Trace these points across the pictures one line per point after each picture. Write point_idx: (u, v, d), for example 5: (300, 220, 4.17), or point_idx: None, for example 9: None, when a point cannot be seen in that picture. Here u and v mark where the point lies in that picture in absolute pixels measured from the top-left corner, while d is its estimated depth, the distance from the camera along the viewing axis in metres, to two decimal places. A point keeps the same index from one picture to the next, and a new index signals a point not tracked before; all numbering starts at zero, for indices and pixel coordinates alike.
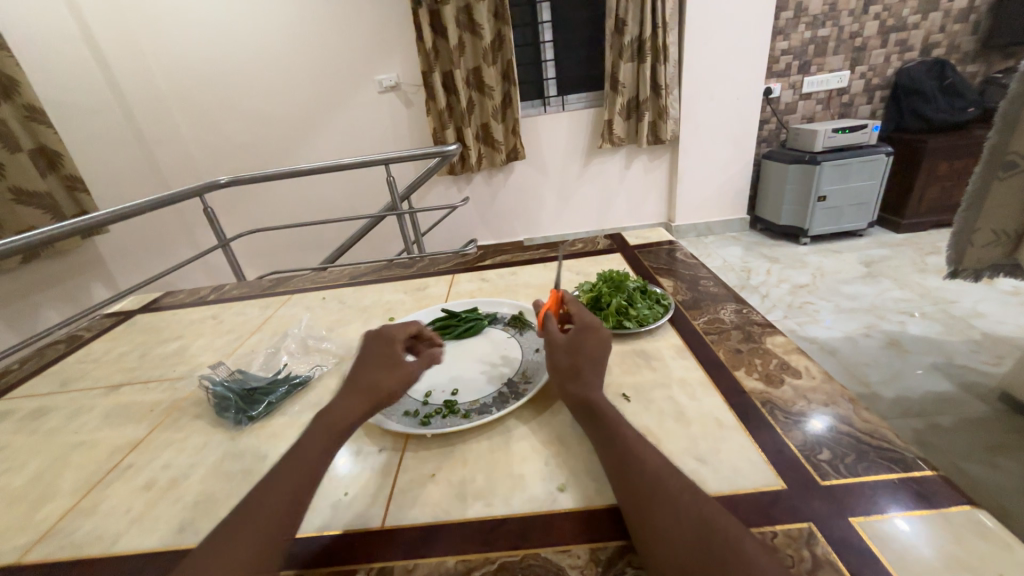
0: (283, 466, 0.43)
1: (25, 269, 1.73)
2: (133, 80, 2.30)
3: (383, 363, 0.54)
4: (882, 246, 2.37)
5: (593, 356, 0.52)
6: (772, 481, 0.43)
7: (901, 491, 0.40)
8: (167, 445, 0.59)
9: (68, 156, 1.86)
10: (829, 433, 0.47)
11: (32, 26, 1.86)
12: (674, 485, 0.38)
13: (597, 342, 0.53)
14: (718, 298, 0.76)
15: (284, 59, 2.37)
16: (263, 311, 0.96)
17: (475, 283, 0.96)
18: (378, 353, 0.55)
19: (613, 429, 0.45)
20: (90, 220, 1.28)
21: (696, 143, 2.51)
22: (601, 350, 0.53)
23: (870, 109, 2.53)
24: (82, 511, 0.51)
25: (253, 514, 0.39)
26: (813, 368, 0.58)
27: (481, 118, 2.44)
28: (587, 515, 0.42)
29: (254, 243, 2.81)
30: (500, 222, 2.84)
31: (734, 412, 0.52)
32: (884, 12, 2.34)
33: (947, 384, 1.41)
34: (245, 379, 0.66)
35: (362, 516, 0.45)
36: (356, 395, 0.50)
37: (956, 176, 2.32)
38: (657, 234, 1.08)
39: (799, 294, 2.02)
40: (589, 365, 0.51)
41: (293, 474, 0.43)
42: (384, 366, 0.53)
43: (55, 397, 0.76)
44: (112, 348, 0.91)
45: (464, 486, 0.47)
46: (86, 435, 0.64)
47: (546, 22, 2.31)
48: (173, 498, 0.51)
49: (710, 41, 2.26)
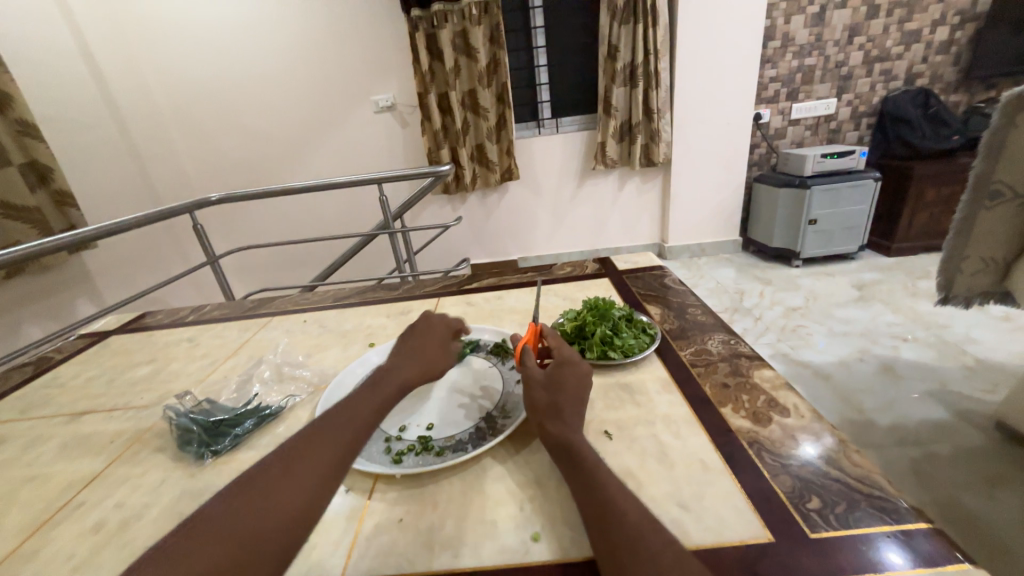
0: (330, 427, 0.48)
1: (7, 285, 1.69)
2: (130, 97, 2.31)
3: (433, 347, 0.62)
4: (873, 269, 2.38)
5: (574, 394, 0.52)
6: (760, 532, 0.40)
7: (895, 545, 0.38)
8: (123, 481, 0.56)
9: (59, 171, 1.85)
10: (818, 478, 0.45)
11: (31, 43, 1.87)
12: (658, 538, 0.37)
13: (577, 379, 0.53)
14: (706, 327, 0.75)
15: (282, 78, 2.39)
16: (241, 334, 0.93)
17: (460, 307, 0.94)
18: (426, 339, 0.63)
19: (593, 474, 0.42)
20: (73, 236, 1.26)
21: (688, 166, 2.54)
22: (581, 388, 0.53)
23: (857, 135, 2.58)
24: (21, 556, 0.47)
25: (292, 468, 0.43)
26: (801, 404, 0.56)
27: (476, 139, 2.46)
28: (560, 568, 0.39)
29: (245, 259, 2.78)
30: (494, 241, 2.84)
31: (720, 452, 0.49)
32: (868, 43, 2.41)
33: (942, 411, 1.39)
34: (212, 410, 0.63)
35: (321, 566, 0.42)
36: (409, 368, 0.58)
37: (944, 202, 2.35)
38: (646, 258, 1.07)
39: (792, 317, 2.01)
40: (570, 404, 0.50)
41: (339, 436, 0.47)
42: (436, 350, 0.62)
43: (12, 426, 0.72)
44: (80, 372, 0.87)
45: (432, 534, 0.44)
46: (39, 468, 0.61)
47: (540, 47, 2.36)
48: (120, 543, 0.47)
49: (701, 68, 2.31)
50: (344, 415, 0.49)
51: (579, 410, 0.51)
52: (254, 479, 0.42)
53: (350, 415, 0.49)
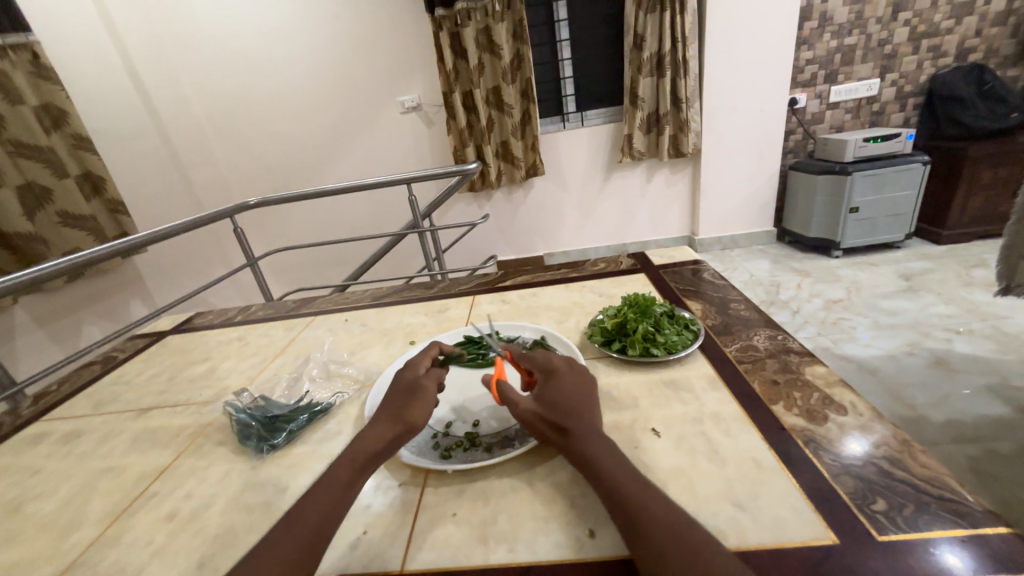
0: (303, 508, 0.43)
1: (69, 288, 1.82)
2: (173, 109, 2.43)
3: (409, 391, 0.54)
4: (921, 258, 2.26)
5: (569, 399, 0.50)
6: (822, 533, 0.39)
7: (971, 550, 0.36)
8: (190, 473, 0.59)
9: (110, 181, 1.96)
10: (883, 479, 0.43)
11: (82, 61, 1.99)
12: (688, 546, 0.36)
13: (564, 383, 0.53)
14: (750, 322, 0.73)
15: (311, 83, 2.46)
16: (288, 333, 0.97)
17: (496, 305, 0.95)
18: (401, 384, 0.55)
19: (634, 480, 0.41)
20: (128, 242, 1.33)
21: (719, 155, 2.47)
22: (574, 391, 0.52)
23: (903, 117, 2.44)
24: (106, 541, 0.51)
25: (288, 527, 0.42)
26: (859, 403, 0.54)
27: (501, 135, 2.46)
28: (609, 564, 0.40)
29: (281, 260, 2.89)
30: (520, 237, 2.84)
31: (774, 451, 0.48)
32: (914, 18, 2.27)
33: (1002, 407, 1.30)
34: (268, 406, 0.67)
35: (381, 558, 0.44)
36: (382, 425, 0.51)
37: (1001, 185, 2.20)
38: (682, 252, 1.05)
39: (833, 310, 1.93)
40: (570, 414, 0.48)
41: (313, 518, 0.43)
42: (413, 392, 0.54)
43: (87, 420, 0.78)
44: (143, 370, 0.93)
45: (486, 528, 0.45)
46: (114, 460, 0.65)
47: (564, 40, 2.33)
48: (193, 531, 0.50)
49: (731, 53, 2.23)
50: (315, 492, 0.45)
51: (580, 412, 0.49)
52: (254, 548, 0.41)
53: (321, 492, 0.45)
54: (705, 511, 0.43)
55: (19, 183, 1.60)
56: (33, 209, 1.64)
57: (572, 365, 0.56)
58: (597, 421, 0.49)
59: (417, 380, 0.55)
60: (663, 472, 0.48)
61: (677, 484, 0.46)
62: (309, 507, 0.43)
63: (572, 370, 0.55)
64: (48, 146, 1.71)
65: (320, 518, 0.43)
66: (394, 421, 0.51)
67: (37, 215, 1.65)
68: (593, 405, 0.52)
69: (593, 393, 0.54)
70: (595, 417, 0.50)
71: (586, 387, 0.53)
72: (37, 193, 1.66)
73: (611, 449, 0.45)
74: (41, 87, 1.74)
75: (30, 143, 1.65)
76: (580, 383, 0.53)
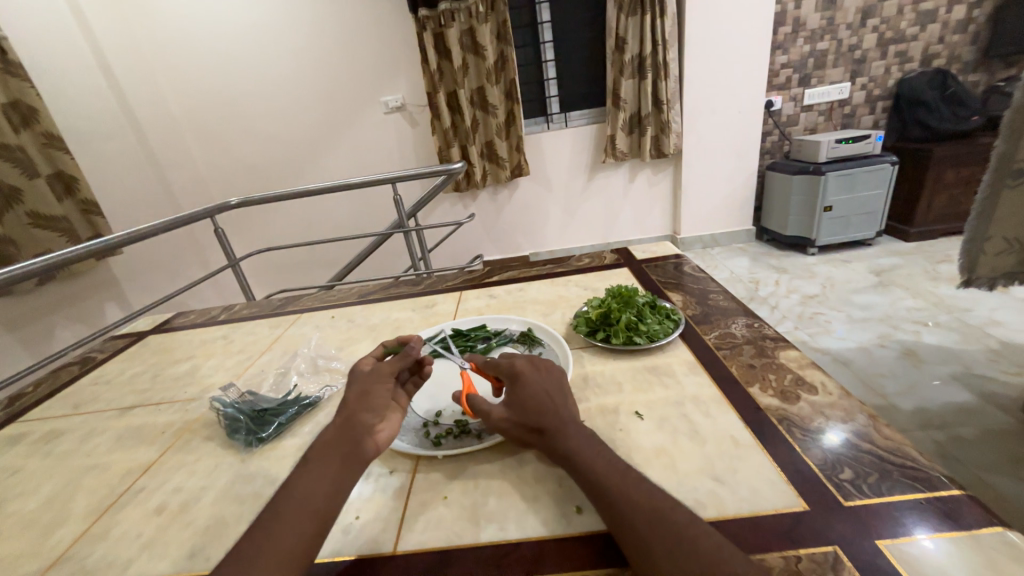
0: (275, 512, 0.42)
1: (40, 291, 1.76)
2: (148, 108, 2.37)
3: (358, 380, 0.53)
4: (891, 255, 2.35)
5: (540, 398, 0.49)
6: (794, 501, 0.42)
7: (928, 511, 0.39)
8: (178, 468, 0.59)
9: (83, 180, 1.91)
10: (850, 451, 0.46)
11: (52, 58, 1.93)
12: (670, 528, 0.36)
13: (531, 383, 0.51)
14: (728, 312, 0.76)
15: (293, 82, 2.43)
16: (274, 330, 0.96)
17: (483, 299, 0.96)
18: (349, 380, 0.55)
19: (615, 462, 0.43)
20: (105, 242, 1.30)
21: (699, 156, 2.53)
22: (541, 388, 0.51)
23: (873, 119, 2.54)
24: (93, 536, 0.51)
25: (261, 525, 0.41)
26: (829, 383, 0.57)
27: (485, 136, 2.47)
28: (598, 538, 0.41)
29: (263, 262, 2.84)
30: (505, 237, 2.86)
31: (750, 429, 0.51)
32: (882, 25, 2.36)
33: (966, 394, 1.37)
34: (256, 400, 0.67)
35: (374, 541, 0.45)
36: (333, 418, 0.50)
37: (964, 184, 2.31)
38: (664, 247, 1.07)
39: (809, 305, 2.00)
40: (544, 414, 0.48)
41: (288, 519, 0.41)
42: (360, 381, 0.53)
43: (67, 420, 0.77)
44: (124, 369, 0.91)
45: (477, 509, 0.46)
46: (98, 457, 0.64)
47: (548, 42, 2.36)
48: (182, 523, 0.50)
49: (709, 57, 2.29)
50: (283, 495, 0.43)
51: (554, 409, 0.48)
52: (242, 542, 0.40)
53: (290, 494, 0.43)
54: (685, 485, 0.45)
55: None
56: (2, 208, 1.58)
57: (539, 361, 0.55)
58: (571, 411, 0.49)
59: (362, 370, 0.54)
60: (646, 451, 0.50)
61: (659, 462, 0.48)
62: (282, 510, 0.42)
63: (537, 365, 0.54)
64: (17, 144, 1.66)
65: (297, 518, 0.41)
66: (342, 411, 0.50)
67: (5, 215, 1.60)
68: (564, 395, 0.51)
69: (559, 380, 0.53)
70: (568, 406, 0.50)
71: (551, 377, 0.53)
72: (6, 193, 1.60)
73: (589, 440, 0.45)
74: (10, 84, 1.68)
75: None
76: (545, 377, 0.52)
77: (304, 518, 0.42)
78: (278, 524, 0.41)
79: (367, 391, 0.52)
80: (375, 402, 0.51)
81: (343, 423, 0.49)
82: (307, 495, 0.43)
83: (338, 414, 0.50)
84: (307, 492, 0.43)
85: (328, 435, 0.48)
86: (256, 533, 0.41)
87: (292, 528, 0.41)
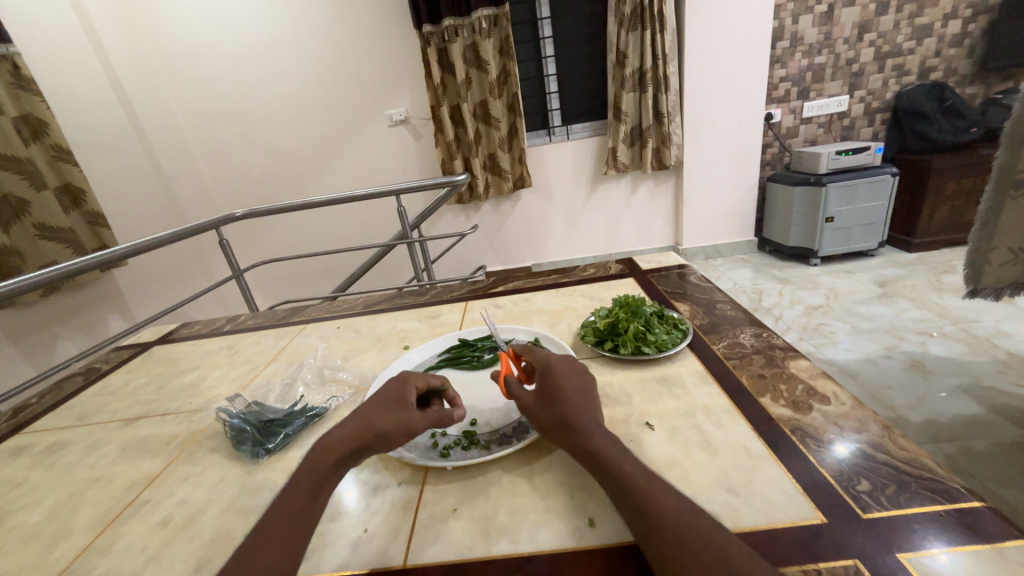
0: (268, 526, 0.42)
1: (44, 302, 1.76)
2: (157, 122, 2.40)
3: (390, 407, 0.51)
4: (895, 265, 2.35)
5: (571, 394, 0.50)
6: (811, 514, 0.41)
7: (949, 524, 0.38)
8: (183, 479, 0.59)
9: (90, 193, 1.92)
10: (866, 461, 0.46)
11: (64, 74, 1.97)
12: (698, 534, 0.36)
13: (562, 377, 0.52)
14: (736, 321, 0.75)
15: (299, 97, 2.47)
16: (279, 341, 0.96)
17: (489, 310, 0.96)
18: (383, 396, 0.53)
19: (637, 466, 0.43)
20: (109, 254, 1.29)
21: (700, 168, 2.55)
22: (571, 383, 0.51)
23: (872, 131, 2.57)
24: (97, 549, 0.50)
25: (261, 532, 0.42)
26: (841, 393, 0.56)
27: (488, 148, 2.50)
28: (616, 550, 0.41)
29: (266, 273, 2.85)
30: (508, 248, 2.87)
31: (763, 439, 0.50)
32: (878, 39, 2.40)
33: (976, 407, 1.36)
34: (263, 411, 0.66)
35: (383, 554, 0.44)
36: (350, 434, 0.49)
37: (965, 195, 2.32)
38: (669, 257, 1.07)
39: (813, 316, 1.99)
40: (572, 409, 0.48)
41: (279, 537, 0.41)
42: (393, 409, 0.51)
43: (71, 432, 0.76)
44: (129, 381, 0.91)
45: (488, 521, 0.45)
46: (103, 469, 0.64)
47: (549, 56, 2.40)
48: (188, 535, 0.50)
49: (709, 71, 2.33)
50: (281, 509, 0.44)
51: (582, 407, 0.48)
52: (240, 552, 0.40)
53: (289, 508, 0.43)
54: (699, 497, 0.44)
55: None
56: (10, 221, 1.60)
57: (572, 363, 0.55)
58: (597, 411, 0.49)
59: (394, 394, 0.53)
60: (657, 462, 0.49)
61: (671, 472, 0.48)
62: (275, 525, 0.42)
63: (571, 366, 0.54)
64: (27, 157, 1.68)
65: (287, 536, 0.41)
66: (362, 432, 0.49)
67: (13, 227, 1.61)
68: (593, 398, 0.52)
69: (588, 381, 0.53)
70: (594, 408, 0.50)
71: (582, 378, 0.53)
72: (14, 206, 1.62)
73: (615, 441, 0.45)
74: (21, 98, 1.70)
75: (9, 154, 1.61)
76: (577, 375, 0.53)
77: (292, 538, 0.41)
78: (268, 541, 0.41)
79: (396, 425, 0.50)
80: (393, 443, 0.49)
81: (357, 447, 0.48)
82: (302, 514, 0.43)
83: (355, 432, 0.49)
84: (302, 511, 0.43)
85: (337, 453, 0.47)
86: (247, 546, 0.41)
87: (281, 546, 0.41)
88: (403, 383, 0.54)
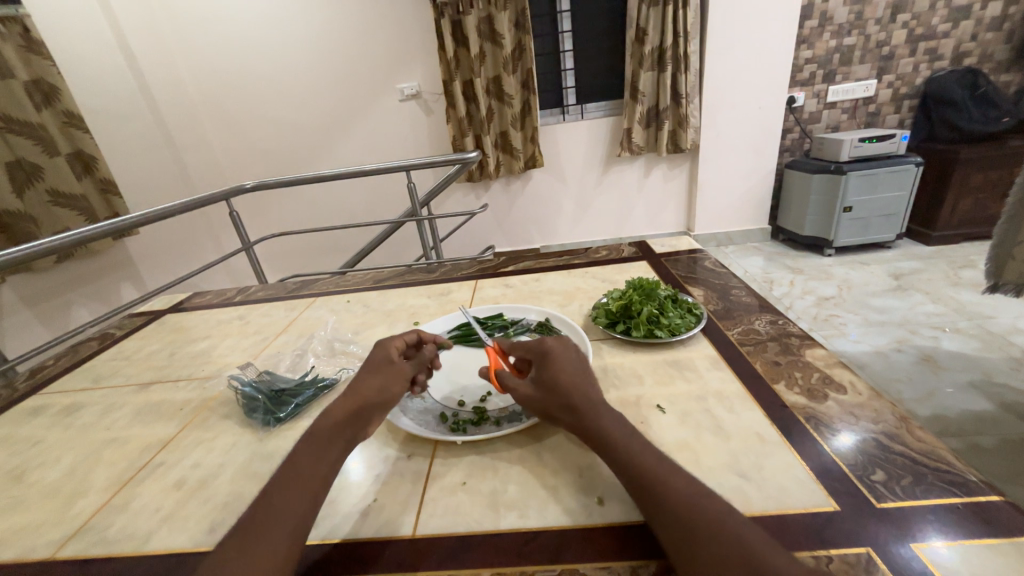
0: (277, 493, 0.42)
1: (59, 268, 1.79)
2: (168, 91, 2.38)
3: (377, 369, 0.53)
4: (911, 258, 2.30)
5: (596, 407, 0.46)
6: (824, 501, 0.41)
7: (966, 516, 0.38)
8: (196, 444, 0.60)
9: (102, 160, 1.91)
10: (880, 452, 0.45)
11: (76, 40, 1.95)
12: (706, 517, 0.35)
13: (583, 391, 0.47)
14: (750, 308, 0.74)
15: (309, 69, 2.43)
16: (289, 313, 0.97)
17: (499, 288, 0.95)
18: (367, 362, 0.55)
19: (643, 445, 0.42)
20: (119, 222, 1.28)
21: (717, 152, 2.49)
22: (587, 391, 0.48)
23: (898, 119, 2.47)
24: (114, 508, 0.52)
25: (274, 495, 0.42)
26: (858, 383, 0.55)
27: (500, 126, 2.45)
28: (626, 528, 0.41)
29: (275, 247, 2.87)
30: (518, 229, 2.84)
31: (776, 426, 0.50)
32: (912, 20, 2.29)
33: (986, 404, 1.34)
34: (274, 380, 0.67)
35: (392, 524, 0.45)
36: (342, 398, 0.50)
37: (990, 188, 2.24)
38: (682, 241, 1.05)
39: (825, 307, 1.96)
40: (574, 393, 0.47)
41: (293, 495, 0.42)
42: (381, 372, 0.53)
43: (87, 394, 0.78)
44: (142, 346, 0.93)
45: (496, 496, 0.46)
46: (118, 431, 0.65)
47: (566, 31, 2.32)
48: (202, 498, 0.51)
49: (731, 51, 2.24)
50: (286, 473, 0.44)
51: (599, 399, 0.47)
52: (251, 517, 0.41)
53: (295, 472, 0.44)
54: (710, 479, 0.44)
55: (8, 160, 1.57)
56: (23, 187, 1.61)
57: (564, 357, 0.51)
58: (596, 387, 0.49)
59: (383, 359, 0.54)
60: (668, 445, 0.49)
61: (682, 456, 0.48)
62: (285, 487, 0.43)
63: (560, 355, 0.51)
64: (39, 123, 1.67)
65: (298, 498, 0.42)
66: (353, 394, 0.51)
67: (27, 193, 1.63)
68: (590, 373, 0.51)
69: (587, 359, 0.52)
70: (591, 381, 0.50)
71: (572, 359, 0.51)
72: (27, 170, 1.63)
73: (614, 419, 0.45)
74: (32, 62, 1.68)
75: (19, 118, 1.61)
76: (577, 370, 0.50)
77: (307, 495, 0.42)
78: (281, 501, 0.41)
79: (385, 384, 0.52)
80: (386, 400, 0.51)
81: (353, 408, 0.49)
82: (312, 473, 0.44)
83: (347, 398, 0.50)
84: (311, 472, 0.44)
85: (336, 416, 0.48)
86: (258, 507, 0.41)
87: (295, 505, 0.41)
88: (386, 347, 0.56)
